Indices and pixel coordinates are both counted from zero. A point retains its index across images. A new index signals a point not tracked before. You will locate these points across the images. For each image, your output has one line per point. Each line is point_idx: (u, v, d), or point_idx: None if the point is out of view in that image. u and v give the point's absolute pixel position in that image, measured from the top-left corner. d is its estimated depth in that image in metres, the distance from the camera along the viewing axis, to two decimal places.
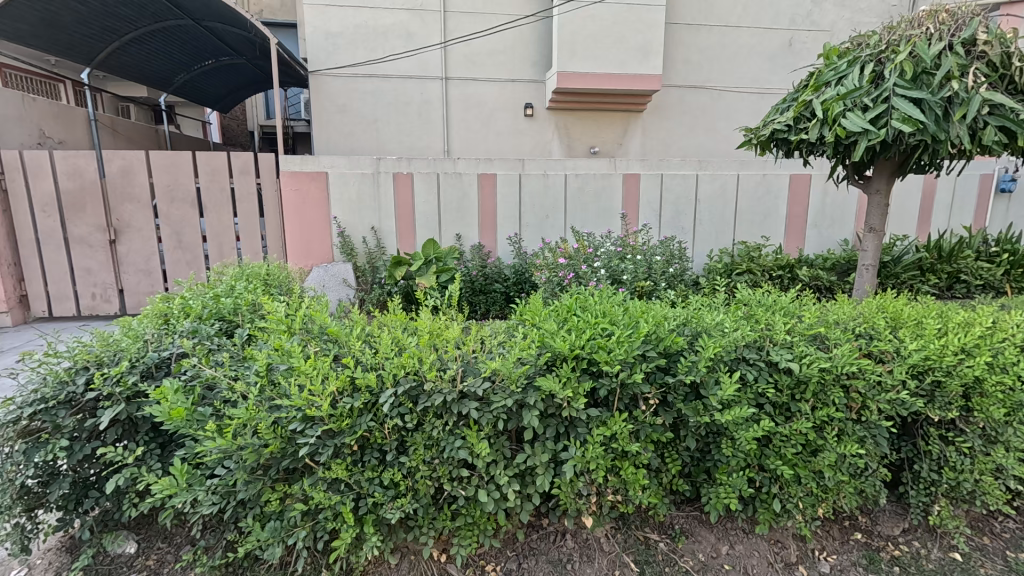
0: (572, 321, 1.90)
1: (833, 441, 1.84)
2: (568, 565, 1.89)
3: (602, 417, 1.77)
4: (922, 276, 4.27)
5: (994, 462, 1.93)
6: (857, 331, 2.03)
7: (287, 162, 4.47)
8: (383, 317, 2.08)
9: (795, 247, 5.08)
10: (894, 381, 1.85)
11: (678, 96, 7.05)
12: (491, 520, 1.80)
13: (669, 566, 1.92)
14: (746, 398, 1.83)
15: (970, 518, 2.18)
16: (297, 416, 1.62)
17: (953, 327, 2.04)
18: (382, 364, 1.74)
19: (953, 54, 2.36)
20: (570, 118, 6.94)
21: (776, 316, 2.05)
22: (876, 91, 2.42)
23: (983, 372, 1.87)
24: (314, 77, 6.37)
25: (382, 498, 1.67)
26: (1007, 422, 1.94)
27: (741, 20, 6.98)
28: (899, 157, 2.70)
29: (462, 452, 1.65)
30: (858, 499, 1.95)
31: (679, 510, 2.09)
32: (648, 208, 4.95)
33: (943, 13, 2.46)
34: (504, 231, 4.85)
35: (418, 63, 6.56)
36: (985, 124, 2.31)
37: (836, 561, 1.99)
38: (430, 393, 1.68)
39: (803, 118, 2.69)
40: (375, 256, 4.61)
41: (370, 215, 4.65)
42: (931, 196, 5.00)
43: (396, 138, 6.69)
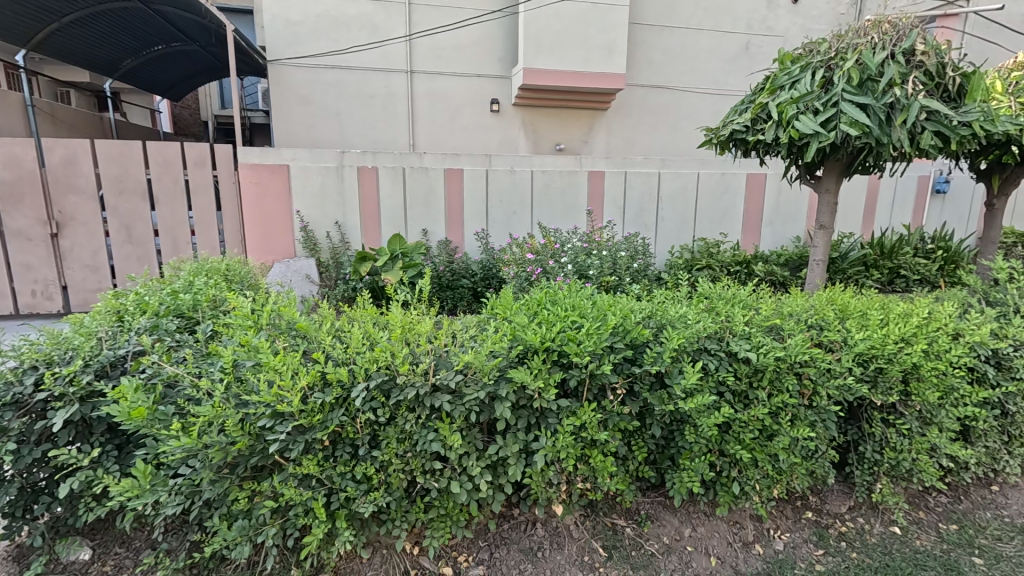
0: (543, 314, 1.95)
1: (787, 425, 1.95)
2: (538, 553, 1.94)
3: (571, 408, 1.81)
4: (867, 271, 4.53)
5: (929, 441, 2.10)
6: (809, 322, 2.16)
7: (246, 154, 4.33)
8: (353, 312, 2.06)
9: (751, 244, 5.29)
10: (842, 367, 1.98)
11: (641, 96, 7.21)
12: (463, 511, 1.82)
13: (635, 550, 1.99)
14: (708, 386, 1.92)
15: (909, 495, 2.35)
16: (266, 412, 1.60)
17: (895, 317, 2.20)
18: (353, 358, 1.73)
19: (895, 63, 2.52)
20: (536, 114, 6.99)
21: (735, 308, 2.15)
22: (826, 96, 2.56)
23: (920, 359, 2.03)
24: (272, 67, 6.17)
25: (355, 492, 1.66)
26: (940, 404, 2.12)
27: (700, 24, 7.19)
28: (847, 158, 2.86)
29: (435, 445, 1.67)
30: (809, 479, 2.08)
31: (645, 496, 2.17)
32: (612, 205, 5.06)
33: (886, 24, 2.61)
34: (471, 226, 4.86)
35: (382, 55, 6.46)
36: (923, 129, 2.48)
37: (789, 538, 2.12)
38: (403, 386, 1.68)
39: (760, 120, 2.82)
40: (339, 251, 4.53)
41: (334, 210, 4.56)
42: (875, 195, 5.31)
43: (360, 132, 6.57)
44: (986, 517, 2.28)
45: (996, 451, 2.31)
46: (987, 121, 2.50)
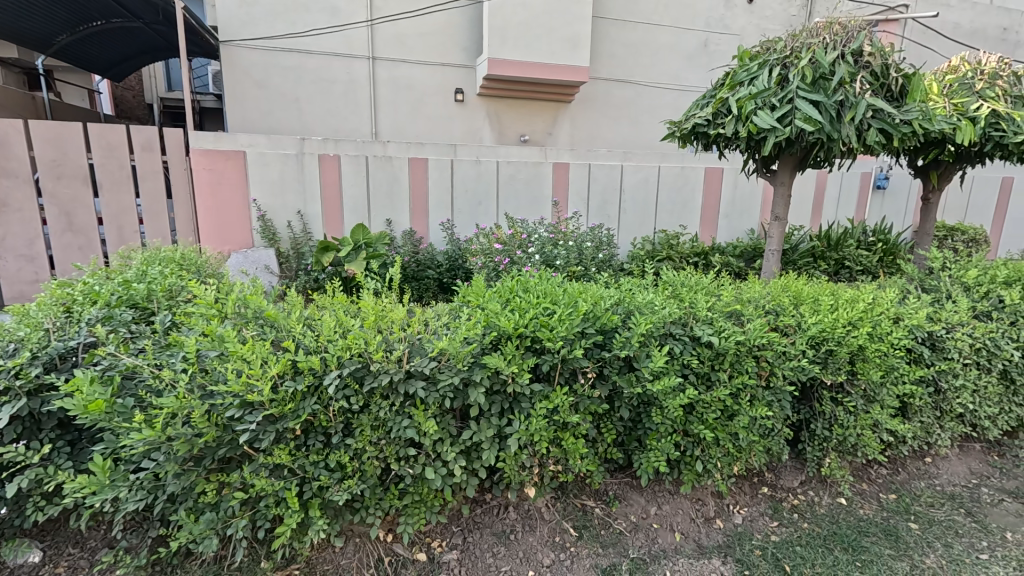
0: (515, 301, 1.97)
1: (747, 406, 2.05)
2: (511, 536, 1.98)
3: (544, 392, 1.85)
4: (816, 262, 4.79)
5: (872, 418, 2.27)
6: (767, 308, 2.27)
7: (199, 139, 4.12)
8: (322, 300, 2.02)
9: (709, 236, 5.49)
10: (797, 350, 2.10)
11: (604, 89, 7.31)
12: (437, 496, 1.84)
13: (604, 529, 2.06)
14: (674, 369, 1.99)
15: (853, 468, 2.53)
16: (234, 402, 1.56)
17: (843, 303, 2.35)
18: (325, 347, 1.70)
19: (844, 63, 2.66)
20: (501, 105, 6.98)
21: (698, 295, 2.24)
22: (782, 93, 2.67)
23: (865, 341, 2.17)
24: (225, 48, 5.88)
25: (329, 481, 1.65)
26: (882, 383, 2.28)
27: (662, 19, 7.34)
28: (801, 153, 2.98)
29: (409, 431, 1.67)
30: (765, 456, 2.20)
31: (613, 477, 2.24)
32: (576, 196, 5.13)
33: (836, 26, 2.74)
34: (436, 217, 4.82)
35: (343, 40, 6.29)
36: (870, 126, 2.63)
37: (747, 512, 2.24)
38: (376, 374, 1.67)
39: (720, 114, 2.92)
40: (300, 241, 4.41)
41: (295, 199, 4.43)
42: (822, 190, 5.62)
43: (320, 118, 6.37)
44: (920, 486, 2.48)
45: (930, 426, 2.49)
46: (925, 120, 2.68)
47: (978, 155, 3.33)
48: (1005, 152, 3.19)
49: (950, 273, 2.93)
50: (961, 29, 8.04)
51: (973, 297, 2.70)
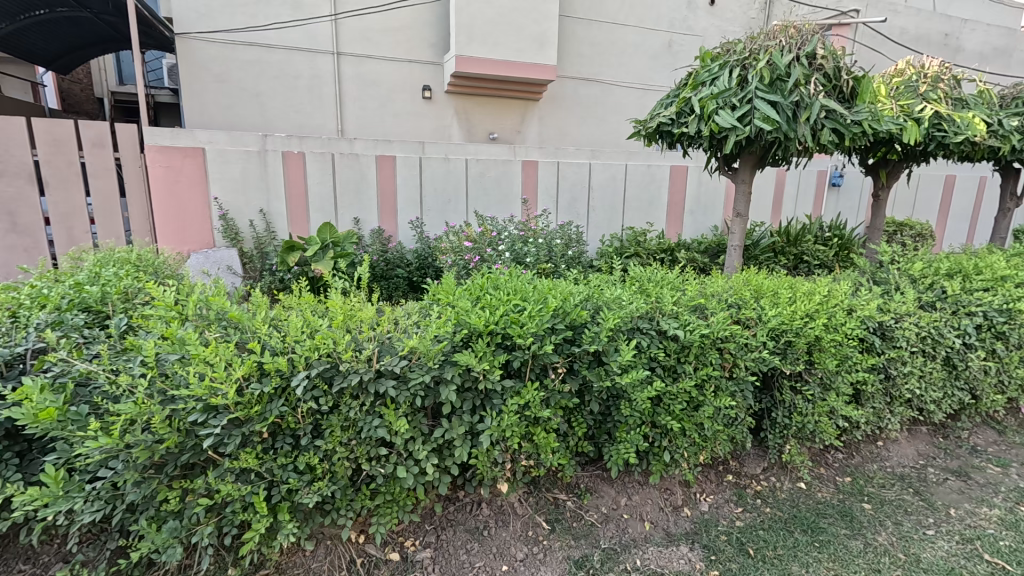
0: (486, 298, 1.97)
1: (711, 396, 2.12)
2: (484, 532, 1.99)
3: (515, 388, 1.87)
4: (776, 257, 4.97)
5: (829, 405, 2.37)
6: (730, 301, 2.34)
7: (154, 135, 3.96)
8: (288, 300, 1.98)
9: (675, 233, 5.62)
10: (758, 342, 2.18)
11: (571, 88, 7.37)
12: (410, 495, 1.83)
13: (576, 521, 2.10)
14: (641, 362, 2.03)
15: (812, 453, 2.64)
16: (197, 406, 1.51)
17: (800, 296, 2.45)
18: (292, 348, 1.67)
19: (799, 65, 2.76)
20: (469, 102, 6.95)
21: (664, 290, 2.29)
22: (742, 93, 2.76)
23: (821, 332, 2.28)
24: (181, 41, 5.66)
25: (298, 484, 1.62)
26: (837, 371, 2.38)
27: (627, 19, 7.45)
28: (760, 152, 3.07)
29: (380, 431, 1.66)
30: (729, 445, 2.28)
31: (584, 470, 2.28)
32: (546, 194, 5.17)
33: (791, 29, 2.84)
34: (405, 215, 4.78)
35: (306, 34, 6.14)
36: (823, 126, 2.74)
37: (712, 499, 2.31)
38: (346, 374, 1.65)
39: (683, 113, 3.00)
40: (264, 241, 4.30)
41: (257, 197, 4.31)
42: (781, 187, 5.85)
43: (283, 115, 6.20)
44: (872, 468, 2.62)
45: (881, 411, 2.62)
46: (874, 120, 2.81)
47: (923, 155, 3.52)
48: (947, 151, 3.38)
49: (898, 266, 3.09)
50: (907, 34, 8.45)
51: (919, 289, 2.86)
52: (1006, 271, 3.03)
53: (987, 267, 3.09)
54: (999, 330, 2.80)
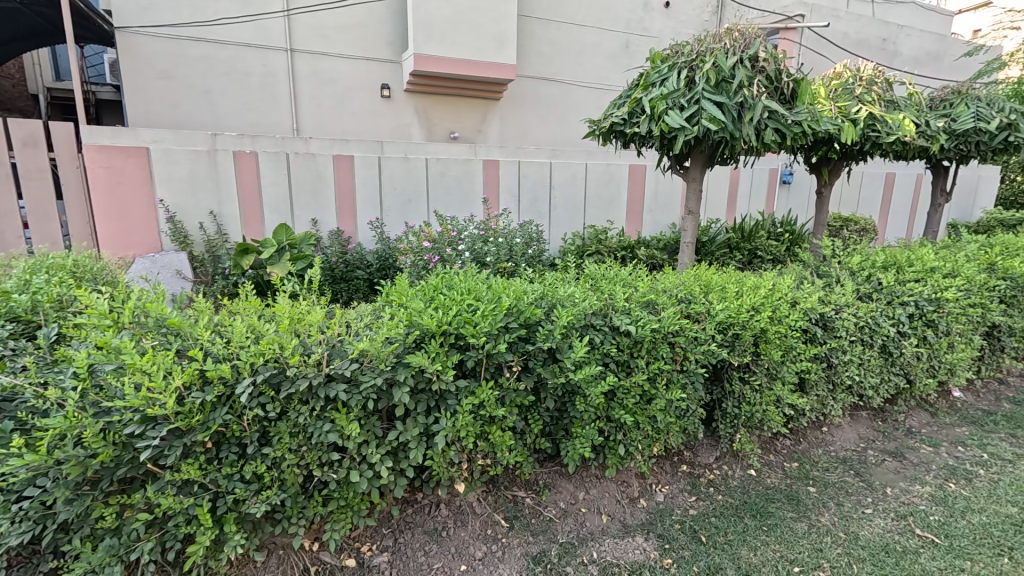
0: (439, 298, 1.96)
1: (663, 389, 2.18)
2: (442, 533, 1.98)
3: (470, 388, 1.87)
4: (731, 252, 5.14)
5: (775, 394, 2.47)
6: (680, 297, 2.41)
7: (93, 133, 3.76)
8: (233, 305, 1.92)
9: (635, 230, 5.73)
10: (707, 335, 2.25)
11: (531, 87, 7.41)
12: (364, 499, 1.81)
13: (534, 517, 2.12)
14: (595, 358, 2.07)
15: (761, 441, 2.75)
16: (134, 418, 1.45)
17: (747, 290, 2.55)
18: (237, 354, 1.62)
19: (743, 67, 2.85)
20: (429, 101, 6.89)
21: (617, 287, 2.34)
22: (689, 94, 2.83)
23: (766, 324, 2.37)
24: (121, 35, 5.38)
25: (245, 494, 1.57)
26: (782, 362, 2.48)
27: (584, 20, 7.55)
28: (709, 151, 3.16)
29: (331, 436, 1.63)
30: (682, 435, 2.35)
31: (543, 467, 2.31)
32: (507, 194, 5.18)
33: (736, 33, 2.93)
34: (365, 216, 4.70)
35: (257, 30, 5.95)
36: (766, 126, 2.84)
37: (668, 489, 2.38)
38: (294, 379, 1.62)
39: (635, 113, 3.06)
40: (216, 244, 4.15)
41: (207, 198, 4.15)
42: (734, 186, 6.08)
43: (234, 113, 5.99)
44: (818, 453, 2.75)
45: (825, 398, 2.74)
46: (813, 120, 2.94)
47: (861, 154, 3.71)
48: (882, 150, 3.58)
49: (839, 260, 3.25)
50: (849, 38, 8.88)
51: (857, 281, 3.02)
52: (935, 263, 3.24)
53: (918, 260, 3.30)
54: (930, 318, 2.99)
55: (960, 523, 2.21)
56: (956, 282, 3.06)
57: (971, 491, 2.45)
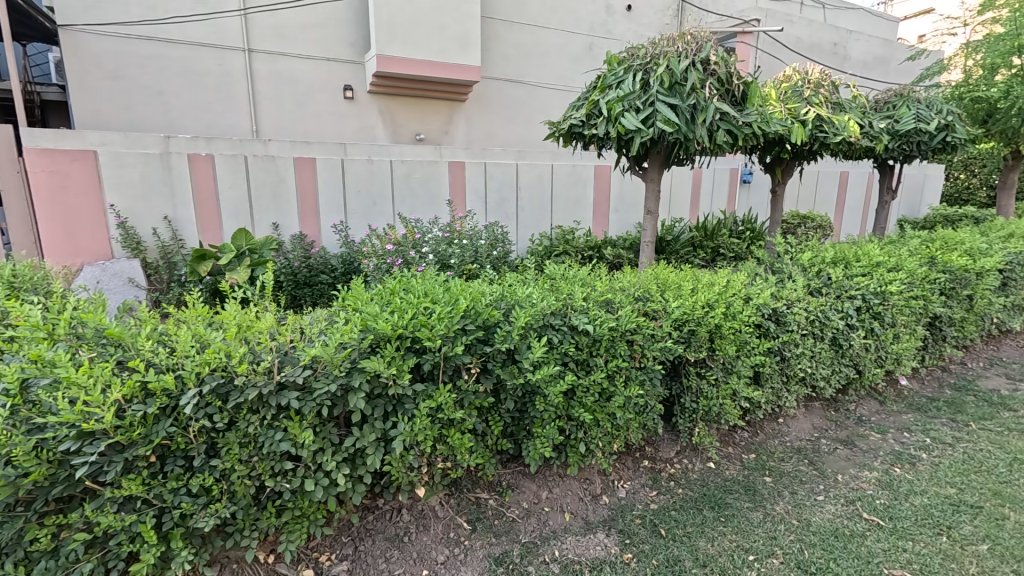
0: (395, 302, 1.94)
1: (622, 386, 2.21)
2: (404, 538, 1.97)
3: (428, 391, 1.86)
4: (694, 250, 5.26)
5: (731, 388, 2.54)
6: (637, 295, 2.45)
7: (34, 136, 3.54)
8: (180, 313, 1.85)
9: (601, 230, 5.81)
10: (663, 332, 2.30)
11: (497, 88, 7.42)
12: (321, 508, 1.78)
13: (497, 519, 2.13)
14: (553, 358, 2.08)
15: (721, 435, 2.81)
16: (70, 434, 1.38)
17: (702, 288, 2.61)
18: (182, 363, 1.57)
19: (695, 70, 2.91)
20: (393, 102, 6.82)
21: (575, 287, 2.37)
22: (645, 96, 2.89)
23: (720, 320, 2.44)
24: (65, 33, 5.14)
25: (192, 508, 1.53)
26: (737, 356, 2.56)
27: (548, 22, 7.62)
28: (666, 151, 3.22)
29: (283, 445, 1.60)
30: (642, 431, 2.39)
31: (506, 468, 2.32)
32: (473, 195, 5.17)
33: (688, 36, 3.01)
34: (328, 219, 4.62)
35: (213, 29, 5.78)
36: (719, 127, 2.91)
37: (629, 485, 2.42)
38: (243, 388, 1.58)
39: (593, 116, 3.11)
40: (170, 250, 4.01)
41: (161, 202, 4.00)
42: (697, 185, 6.23)
43: (189, 114, 5.80)
44: (774, 444, 2.83)
45: (780, 391, 2.83)
46: (762, 121, 3.03)
47: (811, 154, 3.85)
48: (830, 150, 3.72)
49: (792, 257, 3.37)
50: (802, 42, 9.22)
51: (808, 276, 3.13)
52: (880, 258, 3.39)
53: (865, 255, 3.44)
54: (876, 311, 3.12)
55: (904, 505, 2.32)
56: (899, 276, 3.21)
57: (915, 474, 2.57)
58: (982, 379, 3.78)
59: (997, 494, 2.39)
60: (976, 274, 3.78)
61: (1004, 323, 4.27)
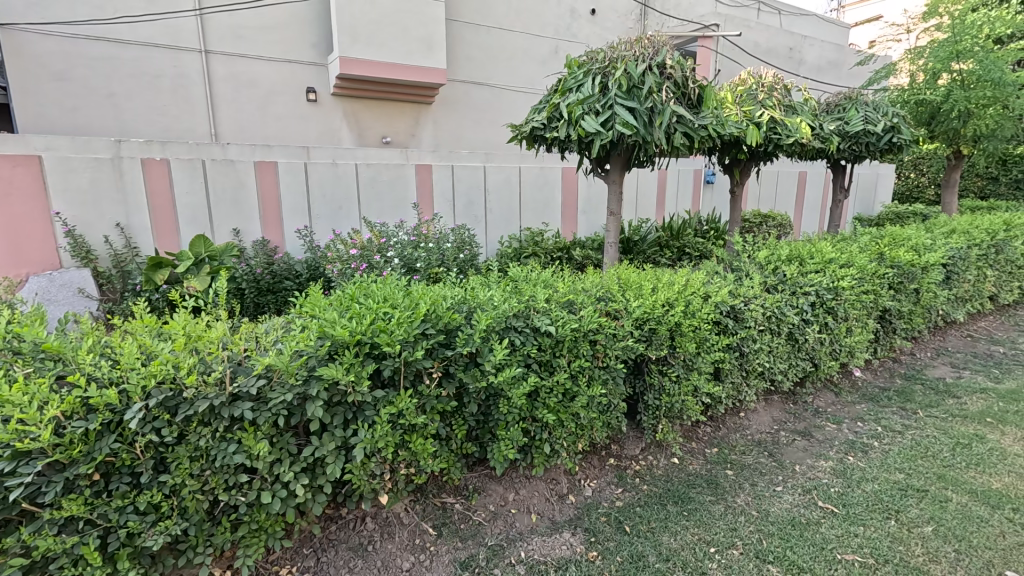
0: (354, 307, 1.92)
1: (584, 386, 2.23)
2: (368, 547, 1.94)
3: (389, 397, 1.84)
4: (661, 250, 5.36)
5: (692, 384, 2.60)
6: (599, 295, 2.49)
7: None
8: (126, 325, 1.79)
9: (570, 231, 5.87)
10: (624, 331, 2.33)
11: (463, 91, 7.42)
12: (279, 521, 1.73)
13: (464, 522, 2.12)
14: (516, 360, 2.09)
15: (684, 430, 2.87)
16: (3, 454, 1.31)
17: (663, 287, 2.66)
18: (127, 377, 1.51)
19: (652, 74, 2.97)
20: (358, 104, 6.74)
21: (538, 288, 2.39)
22: (604, 99, 2.93)
23: (680, 318, 2.49)
24: (6, 33, 4.90)
25: (140, 526, 1.48)
26: (697, 353, 2.61)
27: (514, 25, 7.65)
28: (626, 154, 3.27)
29: (238, 457, 1.56)
30: (606, 430, 2.42)
31: (472, 471, 2.32)
32: (440, 198, 5.14)
33: (645, 41, 3.07)
34: (292, 224, 4.52)
35: (166, 30, 5.59)
36: (676, 130, 2.98)
37: (595, 483, 2.44)
38: (193, 401, 1.53)
39: (554, 119, 3.15)
40: (124, 258, 3.85)
41: (112, 209, 3.84)
42: (663, 186, 6.35)
43: (143, 117, 5.59)
44: (736, 438, 2.91)
45: (739, 385, 2.90)
46: (717, 124, 3.12)
47: (767, 155, 3.96)
48: (786, 151, 3.85)
49: (750, 256, 3.47)
50: (760, 47, 9.51)
51: (765, 274, 3.23)
52: (833, 255, 3.53)
53: (819, 252, 3.57)
54: (829, 306, 3.24)
55: (857, 492, 2.41)
56: (851, 272, 3.35)
57: (867, 462, 2.67)
58: (930, 369, 3.97)
59: (941, 478, 2.51)
60: (922, 269, 3.97)
61: (950, 315, 4.50)
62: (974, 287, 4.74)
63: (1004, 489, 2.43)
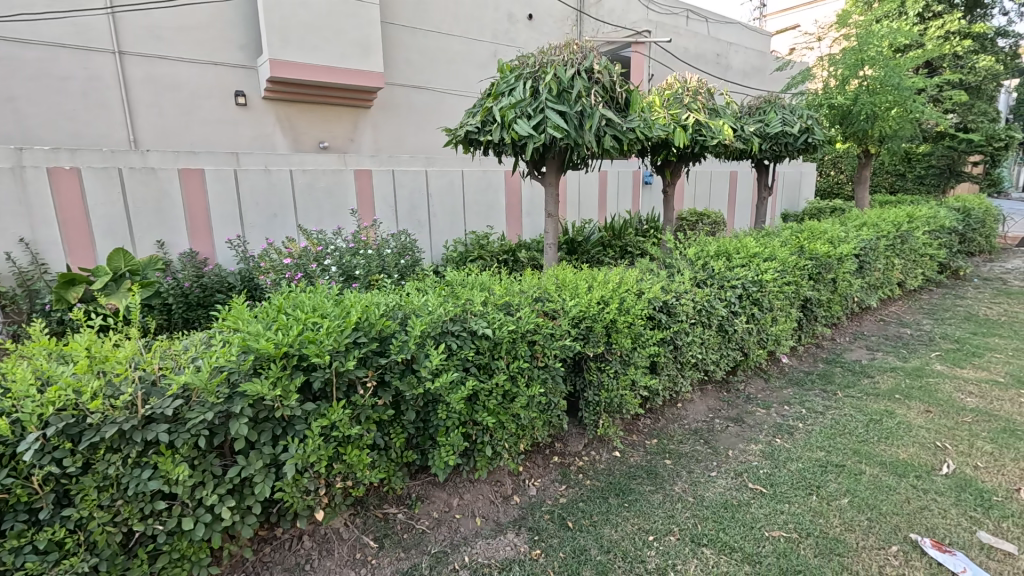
0: (280, 319, 1.85)
1: (523, 387, 2.25)
2: (305, 566, 1.88)
3: (320, 410, 1.78)
4: (604, 250, 5.49)
5: (631, 378, 2.67)
6: (536, 296, 2.52)
7: None
8: (23, 348, 1.65)
9: (514, 233, 5.93)
10: (561, 330, 2.37)
11: (402, 95, 7.32)
12: (204, 548, 1.64)
13: (406, 532, 2.09)
14: (453, 365, 2.08)
15: (625, 424, 2.96)
16: None
17: (598, 286, 2.73)
18: (20, 405, 1.40)
19: (580, 78, 3.05)
20: (290, 108, 6.51)
21: (475, 292, 2.39)
22: (535, 103, 2.98)
23: (614, 314, 2.56)
24: None
25: (40, 567, 1.37)
26: (633, 348, 2.69)
27: (452, 30, 7.65)
28: (561, 156, 3.34)
29: (153, 484, 1.47)
30: (548, 428, 2.46)
31: (415, 479, 2.28)
32: (382, 203, 5.04)
33: (573, 46, 3.15)
34: (222, 233, 4.30)
35: (73, 29, 5.19)
36: (605, 133, 3.07)
37: (539, 482, 2.47)
38: (98, 427, 1.43)
39: (487, 122, 3.16)
40: (30, 276, 3.54)
41: (15, 223, 3.51)
42: (603, 188, 6.52)
43: (49, 123, 5.16)
44: (673, 428, 3.02)
45: (675, 377, 3.02)
46: (644, 127, 3.24)
47: (695, 155, 4.13)
48: (712, 152, 4.05)
49: (682, 252, 3.62)
50: (689, 53, 9.97)
51: (695, 269, 3.38)
52: (757, 249, 3.74)
53: (745, 247, 3.78)
54: (754, 298, 3.43)
55: (782, 472, 2.56)
56: (773, 265, 3.56)
57: (792, 443, 2.85)
58: (848, 352, 4.28)
59: (856, 452, 2.72)
60: (837, 260, 4.28)
61: (865, 301, 4.87)
62: (884, 275, 5.16)
63: (910, 459, 2.65)
